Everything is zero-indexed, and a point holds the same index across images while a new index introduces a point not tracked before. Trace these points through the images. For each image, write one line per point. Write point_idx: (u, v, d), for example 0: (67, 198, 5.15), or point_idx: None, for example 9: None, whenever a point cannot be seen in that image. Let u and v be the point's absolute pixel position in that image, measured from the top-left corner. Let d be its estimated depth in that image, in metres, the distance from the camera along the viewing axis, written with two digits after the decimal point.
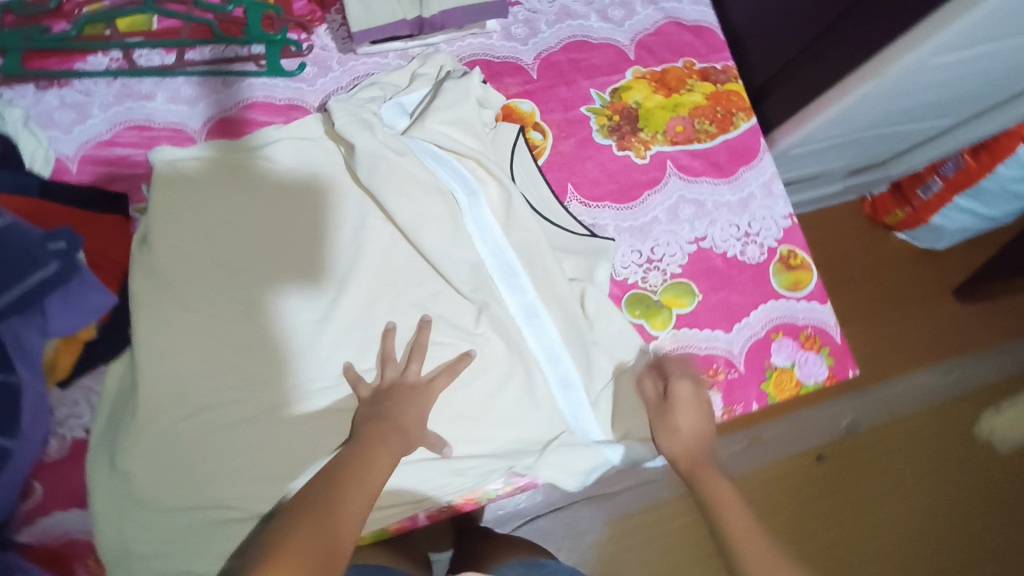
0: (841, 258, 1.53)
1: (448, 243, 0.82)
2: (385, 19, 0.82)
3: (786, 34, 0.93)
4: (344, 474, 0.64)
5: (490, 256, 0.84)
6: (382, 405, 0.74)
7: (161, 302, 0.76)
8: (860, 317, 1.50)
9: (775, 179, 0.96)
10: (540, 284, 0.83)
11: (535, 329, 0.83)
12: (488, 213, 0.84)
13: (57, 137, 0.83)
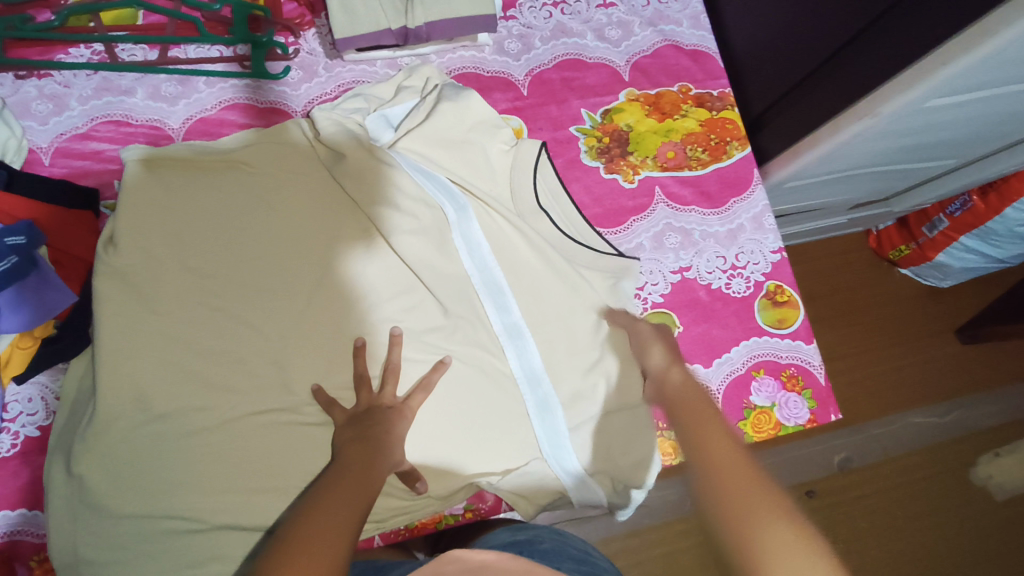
0: (840, 291, 1.50)
1: (431, 254, 0.80)
2: (369, 27, 0.80)
3: (784, 66, 0.90)
4: (350, 458, 0.67)
5: (476, 272, 0.82)
6: (360, 424, 0.70)
7: (124, 305, 0.74)
8: (858, 353, 1.46)
9: (766, 212, 0.93)
10: (527, 305, 0.82)
11: (519, 349, 0.81)
12: (477, 228, 0.83)
13: (32, 128, 0.82)
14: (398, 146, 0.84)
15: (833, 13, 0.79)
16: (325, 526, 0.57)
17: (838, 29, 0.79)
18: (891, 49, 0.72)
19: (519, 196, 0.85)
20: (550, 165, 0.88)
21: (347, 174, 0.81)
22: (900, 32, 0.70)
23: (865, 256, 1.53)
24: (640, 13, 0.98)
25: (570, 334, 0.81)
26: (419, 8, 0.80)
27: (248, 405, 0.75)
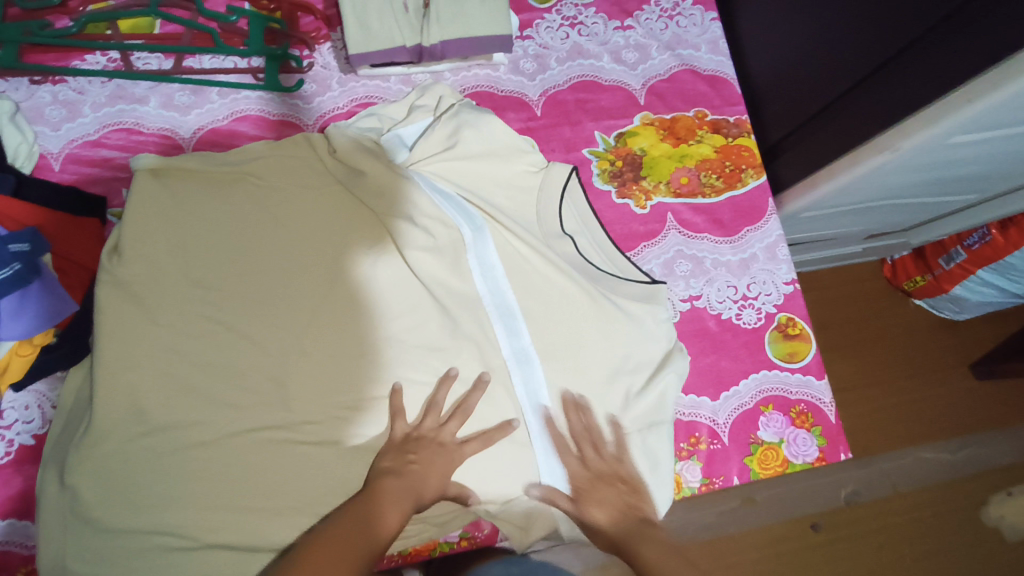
0: (852, 321, 1.47)
1: (442, 273, 0.80)
2: (382, 44, 0.79)
3: (803, 92, 0.88)
4: (358, 502, 0.66)
5: (489, 295, 0.81)
6: (402, 456, 0.71)
7: (126, 316, 0.74)
8: (870, 386, 1.43)
9: (780, 242, 0.91)
10: (542, 335, 0.80)
11: (526, 376, 0.79)
12: (493, 251, 0.82)
13: (44, 133, 0.82)
14: (415, 166, 0.83)
15: (857, 40, 0.77)
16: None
17: (863, 57, 0.77)
18: (917, 80, 0.70)
19: (545, 221, 0.84)
20: (581, 188, 0.88)
21: (365, 187, 0.81)
22: (926, 64, 0.69)
23: (880, 286, 1.51)
24: (658, 36, 0.97)
25: (580, 363, 0.79)
26: (435, 27, 0.79)
27: (244, 421, 0.73)
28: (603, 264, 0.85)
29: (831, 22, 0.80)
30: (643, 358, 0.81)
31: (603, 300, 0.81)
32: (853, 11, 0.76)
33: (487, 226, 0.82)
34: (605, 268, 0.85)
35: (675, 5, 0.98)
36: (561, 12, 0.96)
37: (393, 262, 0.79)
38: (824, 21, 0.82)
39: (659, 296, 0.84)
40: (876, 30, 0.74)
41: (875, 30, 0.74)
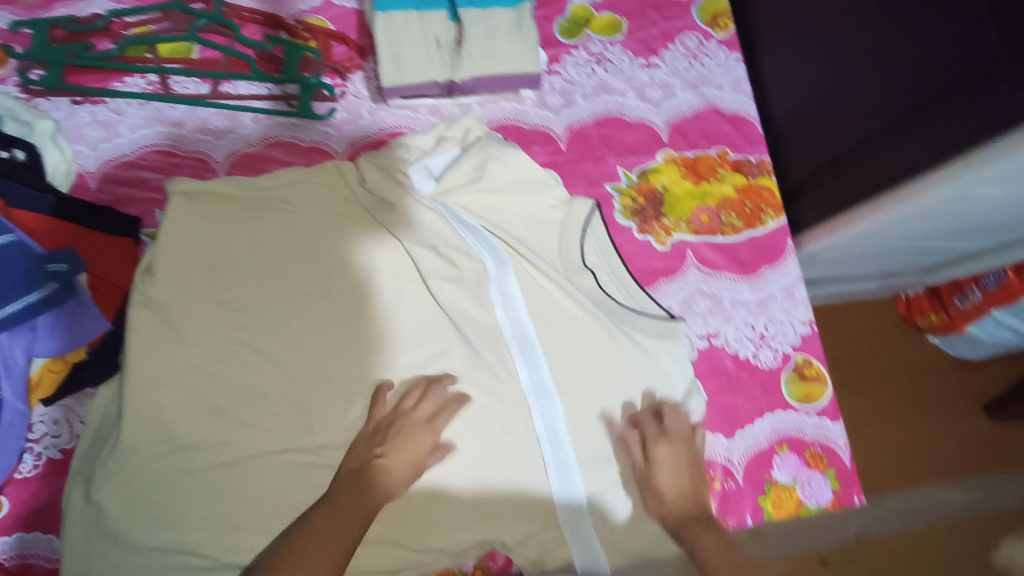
0: (866, 357, 1.47)
1: (466, 304, 0.82)
2: (414, 78, 0.80)
3: (826, 136, 0.89)
4: (344, 488, 0.68)
5: (509, 326, 0.83)
6: (369, 448, 0.72)
7: (156, 336, 0.75)
8: (882, 421, 1.43)
9: (798, 283, 0.92)
10: (563, 372, 0.80)
11: (544, 409, 0.79)
12: (515, 283, 0.83)
13: (82, 152, 0.85)
14: (442, 197, 0.84)
15: (886, 92, 0.78)
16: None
17: (890, 108, 0.78)
18: (946, 130, 0.70)
19: (567, 254, 0.85)
20: (603, 222, 0.89)
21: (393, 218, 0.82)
22: (953, 119, 0.69)
23: (893, 322, 1.51)
24: (683, 75, 0.98)
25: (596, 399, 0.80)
26: (467, 63, 0.80)
27: (267, 443, 0.75)
28: (623, 298, 0.86)
29: (860, 71, 0.82)
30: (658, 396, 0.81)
31: (621, 336, 0.82)
32: (884, 62, 0.77)
33: (512, 260, 0.84)
34: (626, 303, 0.86)
35: (701, 45, 1.00)
36: (588, 48, 0.97)
37: (415, 290, 0.82)
38: (853, 70, 0.83)
39: (677, 332, 0.85)
40: (905, 83, 0.75)
41: (906, 81, 0.75)
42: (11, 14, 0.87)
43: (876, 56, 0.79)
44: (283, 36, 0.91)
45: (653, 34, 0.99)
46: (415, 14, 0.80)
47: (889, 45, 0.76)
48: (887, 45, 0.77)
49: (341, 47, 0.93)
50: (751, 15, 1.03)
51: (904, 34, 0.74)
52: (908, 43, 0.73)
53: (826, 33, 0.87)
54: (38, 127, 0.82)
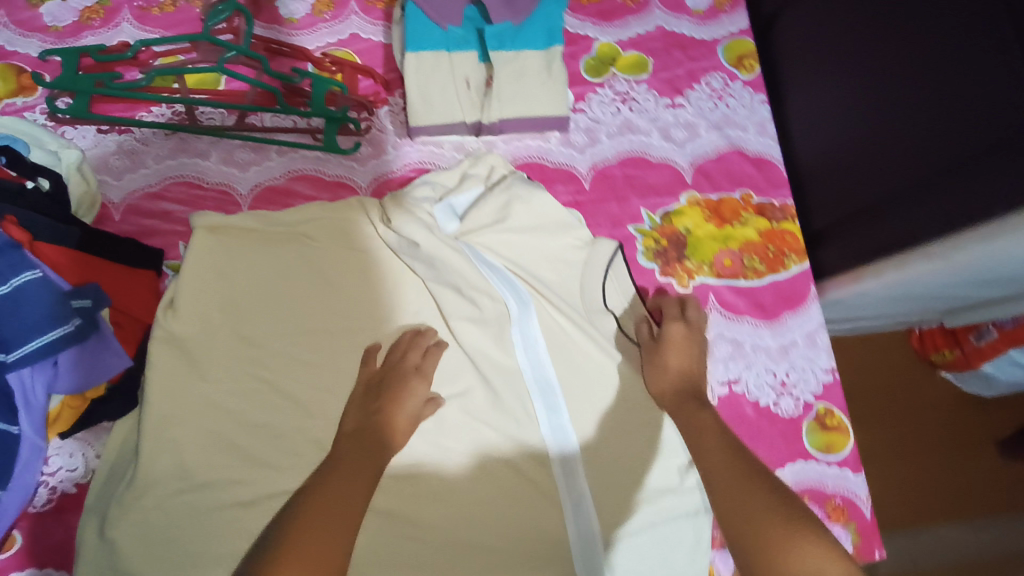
0: (879, 392, 1.47)
1: (487, 345, 0.81)
2: (444, 118, 0.87)
3: (855, 185, 0.88)
4: (350, 433, 0.70)
5: (530, 370, 0.81)
6: (367, 406, 0.73)
7: (177, 372, 0.76)
8: (894, 458, 1.42)
9: (821, 330, 0.91)
10: (582, 419, 0.79)
11: (563, 459, 0.77)
12: (536, 325, 0.82)
13: (107, 183, 0.85)
14: (466, 237, 0.83)
15: (924, 146, 0.77)
16: (330, 503, 0.61)
17: (926, 163, 0.77)
18: (989, 187, 0.70)
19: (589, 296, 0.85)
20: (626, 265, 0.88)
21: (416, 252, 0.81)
22: (997, 176, 0.69)
23: (907, 357, 1.50)
24: (707, 115, 0.98)
25: (615, 449, 0.79)
26: (494, 106, 0.88)
27: (283, 484, 0.74)
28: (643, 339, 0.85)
29: (898, 123, 0.81)
30: (676, 440, 0.81)
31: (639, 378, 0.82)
32: (926, 117, 0.77)
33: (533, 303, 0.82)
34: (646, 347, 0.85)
35: (726, 85, 0.99)
36: (613, 87, 0.97)
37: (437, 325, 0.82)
38: (890, 122, 0.83)
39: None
40: (948, 139, 0.74)
41: (950, 134, 0.74)
42: (42, 41, 0.88)
43: (917, 110, 0.78)
44: (309, 68, 0.91)
45: (678, 73, 0.99)
46: (446, 59, 0.87)
47: (935, 100, 0.76)
48: (932, 100, 0.76)
49: (367, 80, 0.93)
50: (781, 60, 1.03)
51: (953, 91, 0.74)
52: (956, 101, 0.73)
53: (864, 83, 0.87)
54: (64, 157, 0.82)
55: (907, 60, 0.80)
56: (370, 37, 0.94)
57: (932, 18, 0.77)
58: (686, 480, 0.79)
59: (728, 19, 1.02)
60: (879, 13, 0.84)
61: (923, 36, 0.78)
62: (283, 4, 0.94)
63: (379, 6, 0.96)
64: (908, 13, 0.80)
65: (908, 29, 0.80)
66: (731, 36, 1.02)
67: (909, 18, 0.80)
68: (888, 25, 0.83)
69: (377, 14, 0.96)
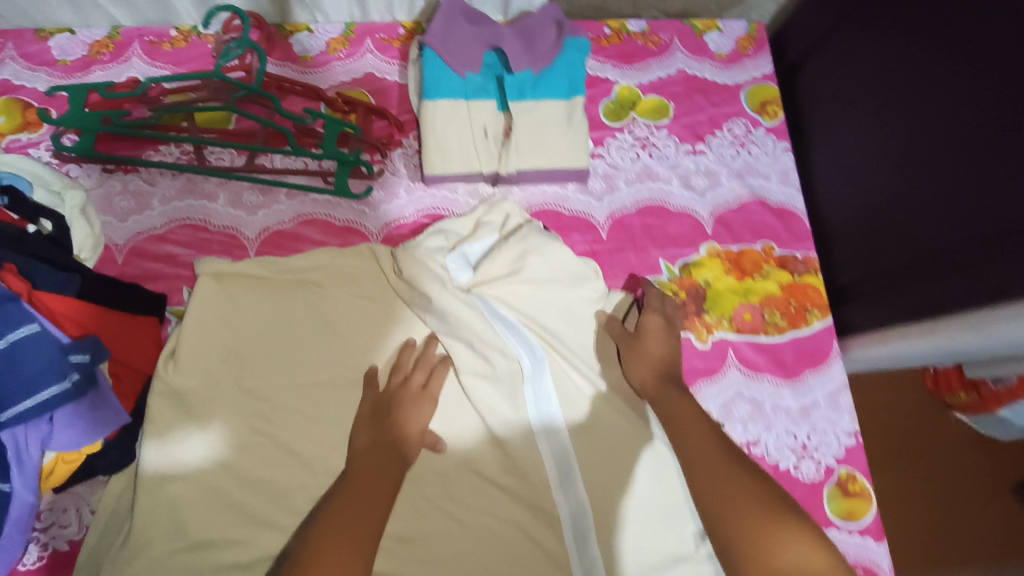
0: (899, 430, 1.27)
1: (500, 407, 0.77)
2: (460, 169, 0.85)
3: (886, 243, 0.85)
4: (366, 448, 0.70)
5: (546, 439, 0.76)
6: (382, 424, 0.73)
7: (176, 425, 0.73)
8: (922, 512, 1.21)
9: (843, 390, 0.88)
10: (599, 488, 0.74)
11: (579, 541, 0.72)
12: (551, 385, 0.77)
13: (111, 224, 0.83)
14: (479, 289, 0.79)
15: (957, 213, 0.76)
16: (348, 511, 0.63)
17: (958, 232, 0.75)
18: None
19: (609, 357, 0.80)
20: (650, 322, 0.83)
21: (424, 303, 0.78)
22: None
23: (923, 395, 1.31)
24: (729, 163, 0.95)
25: (632, 526, 0.73)
26: (513, 157, 0.85)
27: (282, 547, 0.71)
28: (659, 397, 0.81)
29: (931, 188, 0.79)
30: (689, 506, 0.74)
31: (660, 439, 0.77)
32: (961, 185, 0.75)
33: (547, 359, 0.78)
34: None
35: (748, 132, 0.97)
36: (633, 132, 0.94)
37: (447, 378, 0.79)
38: (921, 185, 0.81)
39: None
40: (983, 210, 0.72)
41: (991, 202, 0.72)
42: (49, 75, 0.86)
43: (952, 176, 0.77)
44: (322, 108, 0.89)
45: (700, 119, 0.96)
46: (463, 107, 0.85)
47: (972, 169, 0.74)
48: (968, 169, 0.75)
49: (381, 121, 0.91)
50: (808, 108, 1.01)
51: (991, 162, 0.72)
52: (994, 172, 0.72)
53: (897, 141, 0.85)
54: (67, 198, 0.79)
55: (943, 125, 0.78)
56: (385, 76, 0.92)
57: (971, 85, 0.75)
58: (702, 548, 0.73)
59: (752, 64, 1.00)
60: (917, 72, 0.82)
61: (962, 103, 0.76)
62: (298, 41, 0.92)
63: (395, 45, 0.94)
64: (945, 77, 0.78)
65: (946, 94, 0.78)
66: (755, 81, 0.99)
67: (946, 82, 0.78)
68: (923, 86, 0.81)
69: (393, 52, 0.93)
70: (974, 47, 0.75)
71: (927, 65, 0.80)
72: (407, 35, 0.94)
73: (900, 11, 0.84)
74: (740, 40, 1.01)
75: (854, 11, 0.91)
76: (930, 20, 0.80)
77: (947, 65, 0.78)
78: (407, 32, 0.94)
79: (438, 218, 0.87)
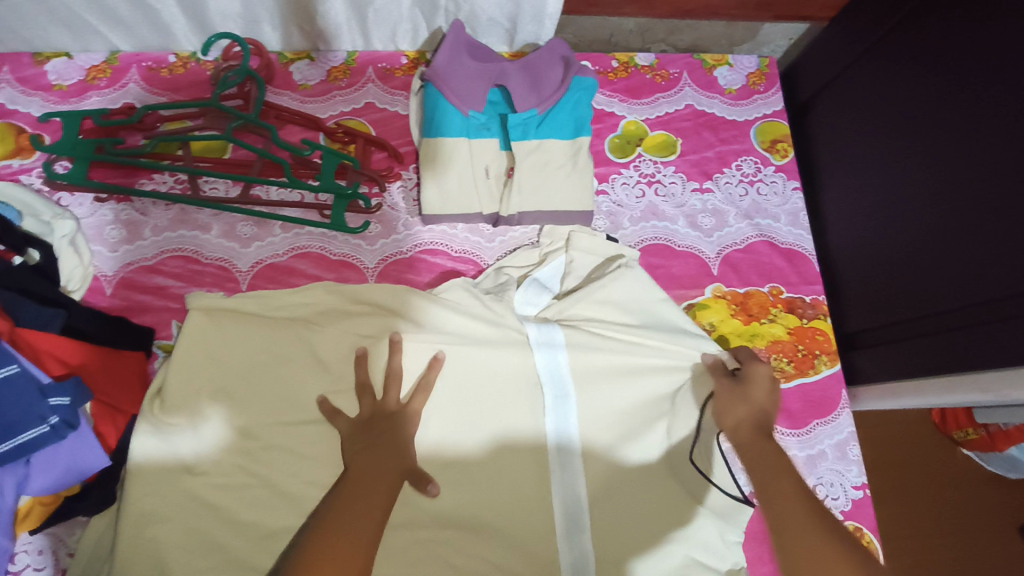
0: (900, 466, 1.19)
1: (516, 456, 0.73)
2: (461, 209, 0.83)
3: (898, 294, 0.83)
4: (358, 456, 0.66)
5: (562, 497, 0.71)
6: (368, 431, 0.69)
7: (160, 466, 0.70)
8: (931, 558, 1.14)
9: (852, 440, 0.85)
10: (605, 542, 0.70)
11: None
12: (577, 434, 0.74)
13: (101, 254, 0.81)
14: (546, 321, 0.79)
15: (973, 268, 0.74)
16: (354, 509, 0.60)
17: (975, 287, 0.73)
18: None
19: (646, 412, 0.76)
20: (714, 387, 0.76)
21: (467, 327, 0.77)
22: None
23: (925, 429, 1.22)
24: (737, 203, 0.93)
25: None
26: (514, 197, 0.84)
27: None
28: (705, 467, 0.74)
29: (944, 238, 0.77)
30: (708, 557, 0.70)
31: (673, 493, 0.72)
32: (977, 238, 0.73)
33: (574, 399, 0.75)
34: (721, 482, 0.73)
35: (758, 170, 0.94)
36: (639, 168, 0.92)
37: (469, 405, 0.73)
38: (934, 234, 0.79)
39: (731, 514, 0.72)
40: (1000, 267, 0.71)
41: (1008, 261, 0.70)
42: (44, 100, 0.85)
43: (967, 228, 0.75)
44: (321, 139, 0.88)
45: (708, 156, 0.94)
46: (465, 146, 0.83)
47: (987, 222, 0.72)
48: (983, 222, 0.73)
49: (381, 153, 0.89)
50: (817, 149, 0.99)
51: (1008, 217, 0.70)
52: (1010, 228, 0.70)
53: (907, 189, 0.83)
54: (57, 227, 0.77)
55: (957, 176, 0.76)
56: (386, 106, 0.90)
57: (988, 137, 0.73)
58: None
59: (762, 100, 0.98)
60: (931, 121, 0.80)
61: (977, 155, 0.74)
62: (299, 70, 0.90)
63: (397, 75, 0.92)
64: (960, 126, 0.76)
65: (960, 144, 0.76)
66: (765, 118, 0.97)
67: (961, 132, 0.76)
68: (935, 134, 0.79)
69: (396, 82, 0.92)
70: (991, 98, 0.73)
71: (940, 112, 0.79)
72: (410, 65, 0.93)
73: (913, 55, 0.82)
74: (750, 75, 0.99)
75: (867, 53, 0.90)
76: (945, 68, 0.78)
77: (962, 115, 0.76)
78: (409, 63, 0.93)
79: (435, 253, 0.86)
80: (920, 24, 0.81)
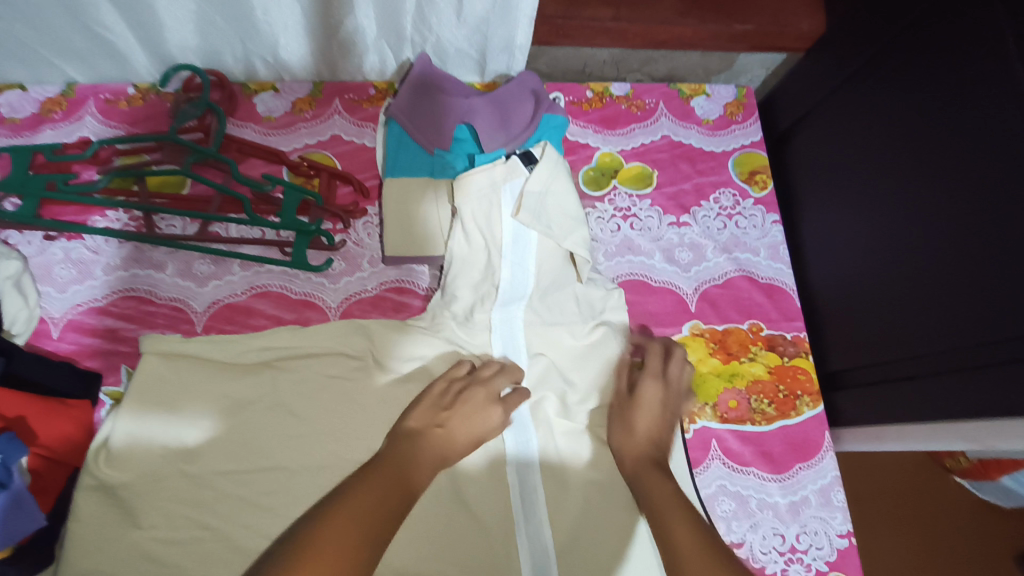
0: (891, 497, 1.15)
1: (480, 499, 0.69)
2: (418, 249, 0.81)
3: (880, 330, 0.81)
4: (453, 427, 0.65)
5: (528, 551, 0.67)
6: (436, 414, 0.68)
7: (101, 522, 0.64)
8: None
9: (838, 485, 0.80)
10: None
11: None
12: (540, 484, 0.70)
13: (50, 295, 0.78)
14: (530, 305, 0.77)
15: (961, 308, 0.70)
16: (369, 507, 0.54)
17: (963, 330, 0.70)
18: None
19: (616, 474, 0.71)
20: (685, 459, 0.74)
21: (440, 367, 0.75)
22: None
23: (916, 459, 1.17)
24: (715, 236, 0.90)
25: None
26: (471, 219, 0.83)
27: None
28: None
29: (926, 279, 0.75)
30: None
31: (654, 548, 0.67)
32: (961, 279, 0.70)
33: (535, 440, 0.72)
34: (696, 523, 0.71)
35: (736, 204, 0.92)
36: (614, 202, 0.90)
37: None
38: (919, 271, 0.76)
39: None
40: (989, 309, 0.67)
41: (995, 301, 0.67)
42: None
43: (953, 266, 0.71)
44: (285, 173, 0.85)
45: (685, 188, 0.92)
46: (431, 184, 0.82)
47: (975, 262, 0.69)
48: (966, 259, 0.70)
49: (346, 188, 0.86)
50: (797, 180, 0.97)
51: (993, 258, 0.67)
52: (1001, 270, 0.66)
53: (888, 221, 0.81)
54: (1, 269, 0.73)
55: (939, 210, 0.73)
56: (353, 138, 0.88)
57: (969, 173, 0.70)
58: None
59: (741, 130, 0.96)
60: (913, 151, 0.77)
61: (957, 189, 0.71)
62: (262, 102, 0.87)
63: (365, 105, 0.89)
64: (940, 163, 0.73)
65: (939, 178, 0.74)
66: (744, 149, 0.95)
67: (939, 167, 0.74)
68: (917, 168, 0.77)
69: (363, 114, 0.89)
70: (967, 133, 0.71)
71: (920, 146, 0.76)
72: (378, 95, 0.90)
73: (890, 88, 0.81)
74: (727, 105, 0.96)
75: (845, 85, 0.88)
76: (922, 101, 0.76)
77: (939, 149, 0.74)
78: (378, 93, 0.90)
79: (403, 291, 0.82)
80: (899, 57, 0.79)
